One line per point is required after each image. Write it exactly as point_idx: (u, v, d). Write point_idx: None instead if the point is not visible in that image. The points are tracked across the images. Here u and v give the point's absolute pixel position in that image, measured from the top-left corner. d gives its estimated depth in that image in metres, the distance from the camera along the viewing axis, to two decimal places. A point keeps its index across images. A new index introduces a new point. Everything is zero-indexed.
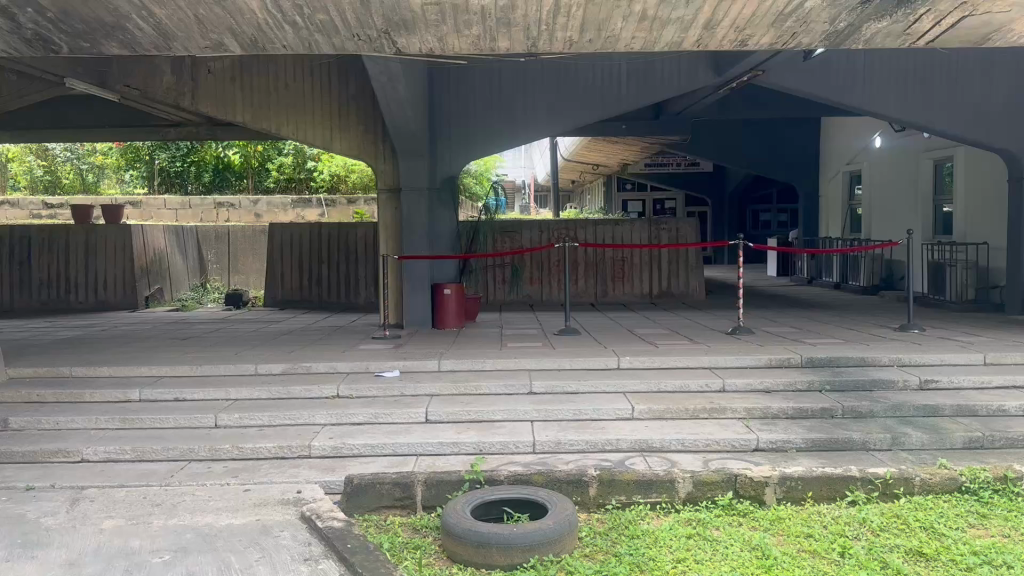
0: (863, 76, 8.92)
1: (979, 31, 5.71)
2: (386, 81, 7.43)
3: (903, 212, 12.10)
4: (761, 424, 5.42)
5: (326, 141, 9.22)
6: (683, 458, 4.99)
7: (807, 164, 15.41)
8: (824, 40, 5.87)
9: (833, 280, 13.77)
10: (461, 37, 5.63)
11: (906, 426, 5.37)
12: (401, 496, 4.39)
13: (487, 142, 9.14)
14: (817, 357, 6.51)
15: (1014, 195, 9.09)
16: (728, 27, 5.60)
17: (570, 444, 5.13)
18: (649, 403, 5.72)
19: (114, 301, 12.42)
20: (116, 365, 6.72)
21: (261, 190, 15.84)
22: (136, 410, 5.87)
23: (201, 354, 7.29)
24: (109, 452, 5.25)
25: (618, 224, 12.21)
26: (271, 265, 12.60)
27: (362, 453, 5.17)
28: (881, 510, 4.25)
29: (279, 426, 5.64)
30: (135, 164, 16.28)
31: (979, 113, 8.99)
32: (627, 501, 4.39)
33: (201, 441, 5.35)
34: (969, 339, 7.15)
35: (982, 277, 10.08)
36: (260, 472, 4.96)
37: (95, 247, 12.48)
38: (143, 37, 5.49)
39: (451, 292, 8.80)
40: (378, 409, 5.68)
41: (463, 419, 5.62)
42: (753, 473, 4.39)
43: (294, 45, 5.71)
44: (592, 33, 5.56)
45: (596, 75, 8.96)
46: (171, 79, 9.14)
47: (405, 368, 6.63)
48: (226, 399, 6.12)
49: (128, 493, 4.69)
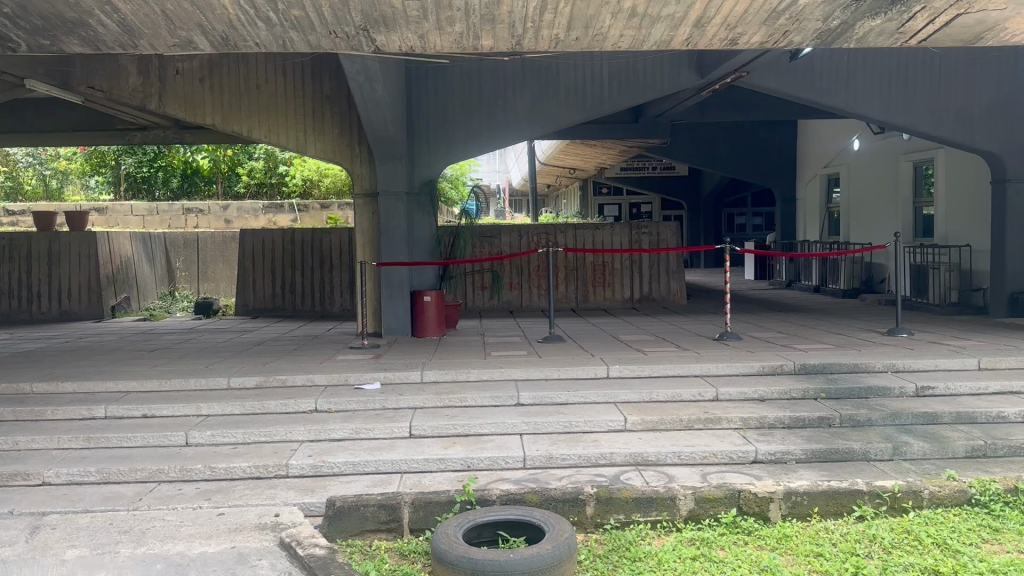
0: (847, 77, 8.82)
1: (973, 30, 5.59)
2: (364, 81, 7.19)
3: (883, 214, 12.06)
4: (758, 435, 5.24)
5: (299, 144, 8.93)
6: (681, 472, 4.78)
7: (784, 168, 15.35)
8: (815, 39, 5.73)
9: (812, 282, 13.70)
10: (443, 35, 5.39)
11: (906, 434, 5.22)
12: (387, 518, 4.14)
13: (465, 146, 8.90)
14: (810, 363, 6.34)
15: (998, 196, 9.03)
16: (718, 25, 5.43)
17: (563, 458, 4.91)
18: (642, 413, 5.52)
19: (78, 312, 11.98)
20: (81, 380, 6.37)
21: (232, 195, 15.44)
22: (101, 428, 5.55)
23: (170, 367, 6.95)
24: (72, 475, 4.92)
25: (598, 228, 12.03)
26: (242, 272, 12.23)
27: (344, 471, 4.90)
28: (891, 526, 4.07)
29: (254, 443, 5.35)
30: (100, 169, 15.82)
31: (962, 115, 8.93)
32: (626, 520, 4.18)
33: (172, 461, 5.04)
34: (961, 344, 7.03)
35: (966, 280, 10.02)
36: (235, 494, 4.68)
37: (58, 255, 12.06)
38: (106, 33, 5.20)
39: (432, 298, 8.55)
40: (359, 424, 5.41)
41: (448, 433, 5.37)
42: (757, 489, 4.21)
43: (267, 43, 5.44)
44: (579, 32, 5.36)
45: (577, 75, 8.77)
46: (137, 80, 8.80)
47: (386, 379, 6.36)
48: (197, 415, 5.80)
49: (93, 519, 4.38)
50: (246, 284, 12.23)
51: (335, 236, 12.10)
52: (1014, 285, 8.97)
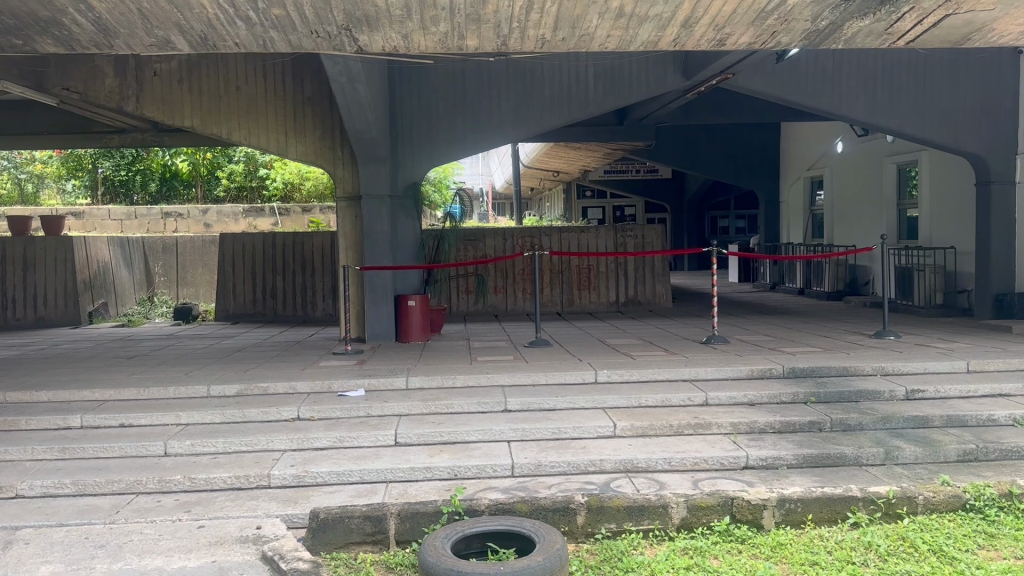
0: (832, 79, 8.79)
1: (961, 31, 5.57)
2: (346, 82, 7.06)
3: (867, 217, 12.08)
4: (749, 440, 5.17)
5: (281, 146, 8.79)
6: (671, 479, 4.70)
7: (768, 171, 15.37)
8: (803, 40, 5.68)
9: (797, 285, 13.70)
10: (427, 34, 5.29)
11: (898, 439, 5.16)
12: (373, 530, 4.03)
13: (450, 148, 8.79)
14: (799, 367, 6.28)
15: (982, 198, 9.05)
16: (706, 25, 5.36)
17: (551, 465, 4.82)
18: (631, 419, 5.43)
19: (55, 318, 11.77)
20: (57, 389, 6.20)
21: (211, 199, 15.22)
22: (77, 438, 5.39)
23: (147, 375, 6.78)
24: (47, 487, 4.77)
25: (583, 231, 11.96)
26: (221, 276, 12.04)
27: (327, 481, 4.78)
28: (886, 532, 4.00)
29: (234, 453, 5.21)
30: (76, 173, 15.58)
31: (946, 117, 8.94)
32: (617, 530, 4.08)
33: (150, 472, 4.89)
34: (948, 347, 7.01)
35: (950, 282, 10.02)
36: (216, 506, 4.54)
37: (33, 261, 11.81)
38: (81, 33, 5.07)
39: (416, 302, 8.44)
40: (343, 432, 5.29)
41: (434, 441, 5.26)
42: (751, 496, 4.13)
43: (248, 43, 5.32)
44: (566, 31, 5.28)
45: (562, 76, 8.69)
46: (113, 82, 8.61)
47: (370, 387, 6.24)
48: (176, 424, 5.65)
49: (68, 533, 4.23)
50: (226, 289, 12.04)
51: (317, 240, 11.96)
52: (998, 286, 9.00)
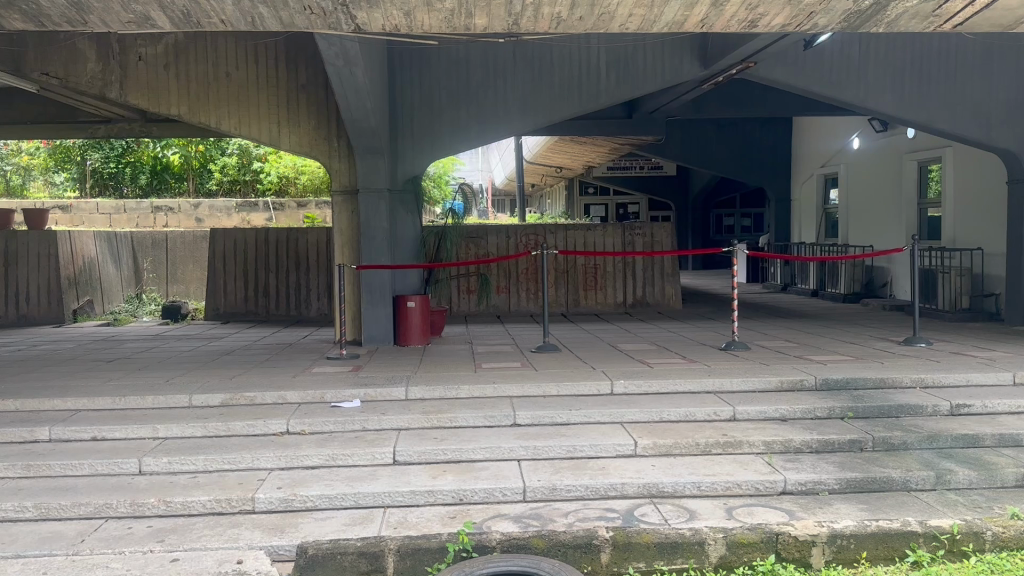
0: (858, 69, 8.30)
1: (1015, 13, 5.07)
2: (343, 66, 6.51)
3: (885, 215, 11.60)
4: (786, 461, 4.68)
5: (273, 136, 8.28)
6: (701, 507, 4.22)
7: (779, 168, 14.87)
8: (842, 22, 5.16)
9: (810, 287, 13.19)
10: (432, 11, 4.77)
11: (949, 460, 4.67)
12: (368, 569, 3.56)
13: (453, 140, 8.30)
14: (833, 379, 5.79)
15: (1016, 196, 8.55)
16: (739, 4, 4.86)
17: (567, 489, 4.33)
18: (654, 436, 4.94)
19: (38, 316, 11.27)
20: (25, 397, 5.70)
21: (203, 193, 14.72)
22: (44, 455, 4.87)
23: (127, 381, 6.26)
24: (5, 511, 4.26)
25: (590, 229, 11.47)
26: (212, 273, 11.54)
27: (318, 506, 4.30)
28: (954, 573, 3.52)
29: (215, 471, 4.71)
30: (65, 165, 15.04)
31: (979, 109, 8.46)
32: (647, 569, 3.61)
33: (122, 494, 4.39)
34: (988, 356, 6.52)
35: (976, 285, 9.52)
36: (193, 535, 4.04)
37: (15, 256, 11.33)
38: (51, 7, 4.56)
39: (416, 304, 7.99)
40: (336, 449, 4.81)
41: (436, 459, 4.77)
42: (798, 531, 3.66)
43: (234, 20, 4.81)
44: (584, 10, 4.77)
45: (573, 63, 8.17)
46: (96, 67, 8.05)
47: (367, 397, 5.74)
48: (153, 438, 5.15)
49: (24, 566, 3.72)
50: (216, 286, 11.53)
51: (312, 236, 11.49)
52: None
